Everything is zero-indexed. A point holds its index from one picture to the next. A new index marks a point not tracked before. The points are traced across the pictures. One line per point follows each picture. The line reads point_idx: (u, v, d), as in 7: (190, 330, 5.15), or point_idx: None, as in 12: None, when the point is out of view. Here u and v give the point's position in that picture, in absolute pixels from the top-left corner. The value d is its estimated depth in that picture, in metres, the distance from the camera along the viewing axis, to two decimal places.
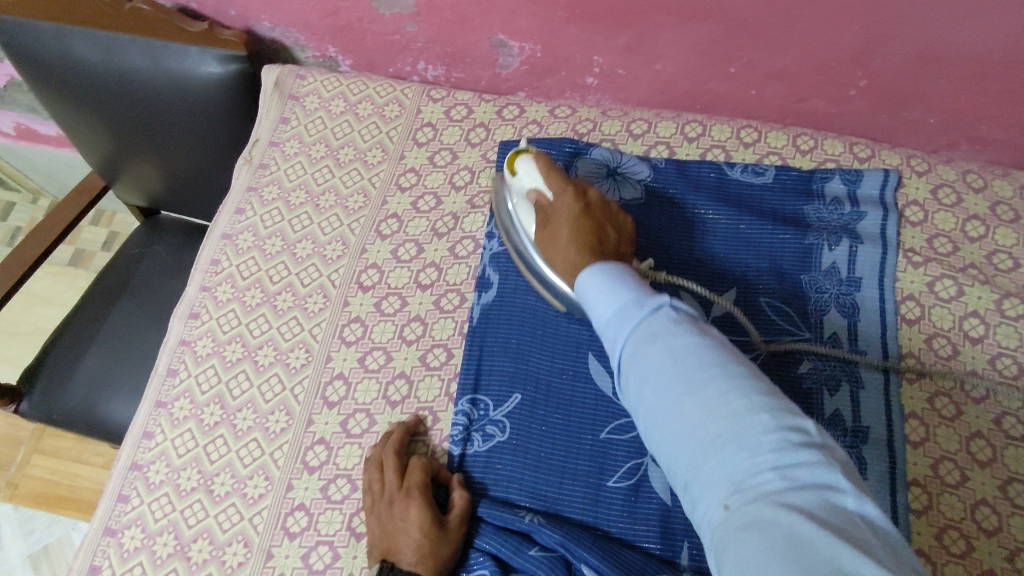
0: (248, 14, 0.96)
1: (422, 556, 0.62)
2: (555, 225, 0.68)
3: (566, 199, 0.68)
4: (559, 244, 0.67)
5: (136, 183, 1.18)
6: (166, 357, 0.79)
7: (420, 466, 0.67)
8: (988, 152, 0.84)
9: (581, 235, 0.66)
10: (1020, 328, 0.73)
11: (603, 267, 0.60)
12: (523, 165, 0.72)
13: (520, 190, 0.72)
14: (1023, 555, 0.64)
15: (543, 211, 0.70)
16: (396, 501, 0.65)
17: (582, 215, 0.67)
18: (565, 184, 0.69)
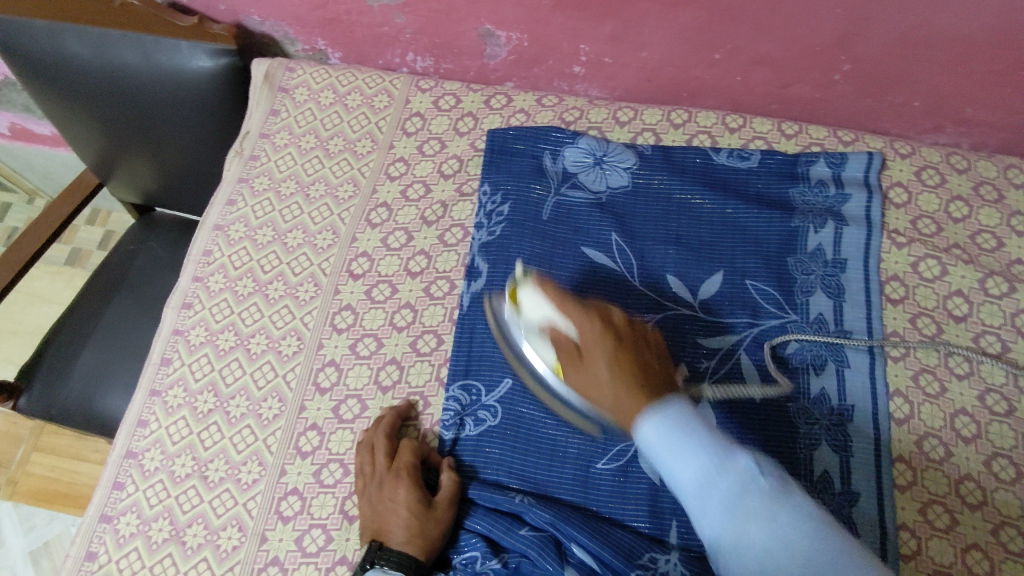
0: (238, 8, 0.97)
1: (411, 535, 0.63)
2: (586, 358, 0.60)
3: (591, 329, 0.61)
4: (597, 384, 0.58)
5: (131, 180, 1.19)
6: (159, 347, 0.80)
7: (410, 449, 0.69)
8: (972, 135, 0.85)
9: (620, 364, 0.58)
10: (1003, 306, 0.74)
11: (664, 413, 0.52)
12: (530, 298, 0.66)
13: (533, 321, 0.66)
14: (1007, 527, 0.65)
15: (568, 343, 0.62)
16: (385, 484, 0.67)
17: (615, 344, 0.59)
18: (585, 311, 0.62)
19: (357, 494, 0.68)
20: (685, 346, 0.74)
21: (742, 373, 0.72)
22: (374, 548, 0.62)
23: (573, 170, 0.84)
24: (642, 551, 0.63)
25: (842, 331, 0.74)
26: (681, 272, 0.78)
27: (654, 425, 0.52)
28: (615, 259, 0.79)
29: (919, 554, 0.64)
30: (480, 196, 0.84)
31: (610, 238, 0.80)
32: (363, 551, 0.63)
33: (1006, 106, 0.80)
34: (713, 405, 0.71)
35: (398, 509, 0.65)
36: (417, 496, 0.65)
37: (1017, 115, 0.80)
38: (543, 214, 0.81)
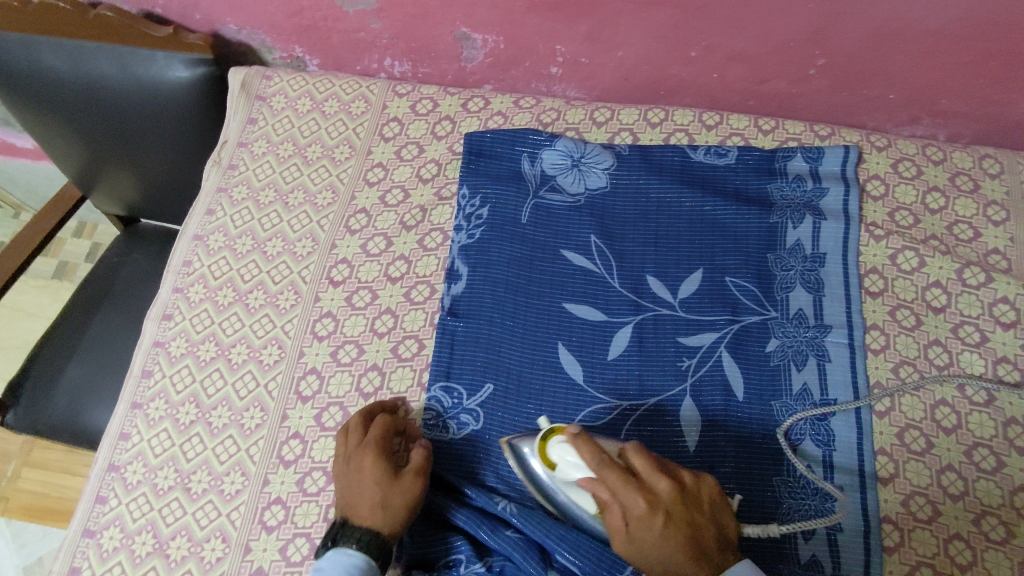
0: (214, 17, 0.96)
1: (374, 507, 0.63)
2: (636, 534, 0.58)
3: (637, 508, 0.57)
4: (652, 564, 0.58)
5: (113, 192, 1.19)
6: (140, 360, 0.80)
7: (378, 425, 0.68)
8: (948, 126, 0.86)
9: (676, 546, 0.57)
10: (981, 296, 0.74)
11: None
12: (563, 460, 0.61)
13: (567, 478, 0.61)
14: (989, 517, 0.65)
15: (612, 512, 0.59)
16: (352, 461, 0.66)
17: (667, 524, 0.57)
18: (628, 487, 0.58)
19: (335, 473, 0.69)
20: (667, 345, 0.74)
21: (724, 370, 0.72)
22: (337, 526, 0.63)
23: (551, 173, 0.84)
24: None
25: (822, 326, 0.74)
26: (661, 272, 0.78)
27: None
28: (595, 260, 0.79)
29: (902, 546, 0.64)
30: (459, 199, 0.84)
31: (590, 240, 0.80)
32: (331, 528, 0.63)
33: (980, 97, 0.80)
34: (695, 403, 0.71)
35: (363, 485, 0.64)
36: (379, 471, 0.64)
37: (991, 105, 0.81)
38: (522, 217, 0.81)
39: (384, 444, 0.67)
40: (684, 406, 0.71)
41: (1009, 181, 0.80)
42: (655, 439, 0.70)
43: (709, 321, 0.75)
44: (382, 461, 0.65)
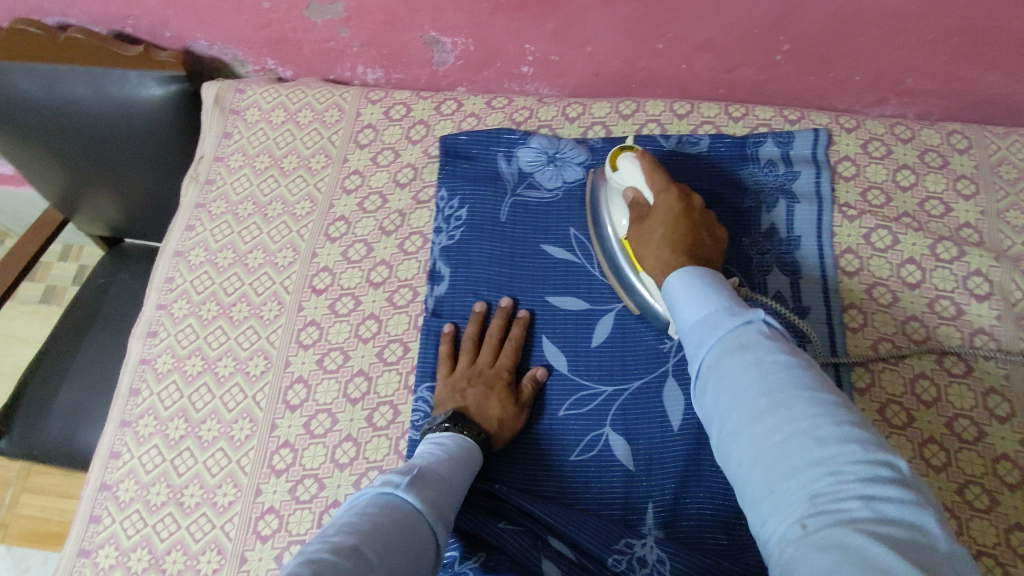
0: (184, 34, 0.97)
1: (493, 418, 0.69)
2: (652, 220, 0.66)
3: (667, 201, 0.66)
4: (651, 244, 0.65)
5: (95, 214, 1.19)
6: (128, 378, 0.80)
7: (517, 345, 0.74)
8: (915, 104, 0.87)
9: (677, 232, 0.64)
10: (954, 270, 0.75)
11: (697, 275, 0.55)
12: (625, 161, 0.71)
13: (618, 188, 0.72)
14: (973, 486, 0.65)
15: (640, 209, 0.68)
16: (481, 374, 0.72)
17: (682, 218, 0.65)
18: (665, 187, 0.67)
19: (441, 369, 0.74)
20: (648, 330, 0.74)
21: None
22: (456, 413, 0.67)
23: (527, 171, 0.84)
24: (619, 537, 0.64)
25: (799, 308, 0.75)
26: None
27: (682, 273, 0.56)
28: (575, 252, 0.79)
29: None
30: (437, 202, 0.84)
31: (570, 233, 0.81)
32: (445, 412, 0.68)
33: (943, 74, 0.81)
34: (680, 386, 0.71)
35: (489, 396, 0.70)
36: (507, 393, 0.70)
37: (955, 81, 0.82)
38: (500, 215, 0.82)
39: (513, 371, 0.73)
40: (668, 387, 0.71)
41: (977, 156, 0.81)
42: (639, 423, 0.70)
43: None
44: (511, 386, 0.71)
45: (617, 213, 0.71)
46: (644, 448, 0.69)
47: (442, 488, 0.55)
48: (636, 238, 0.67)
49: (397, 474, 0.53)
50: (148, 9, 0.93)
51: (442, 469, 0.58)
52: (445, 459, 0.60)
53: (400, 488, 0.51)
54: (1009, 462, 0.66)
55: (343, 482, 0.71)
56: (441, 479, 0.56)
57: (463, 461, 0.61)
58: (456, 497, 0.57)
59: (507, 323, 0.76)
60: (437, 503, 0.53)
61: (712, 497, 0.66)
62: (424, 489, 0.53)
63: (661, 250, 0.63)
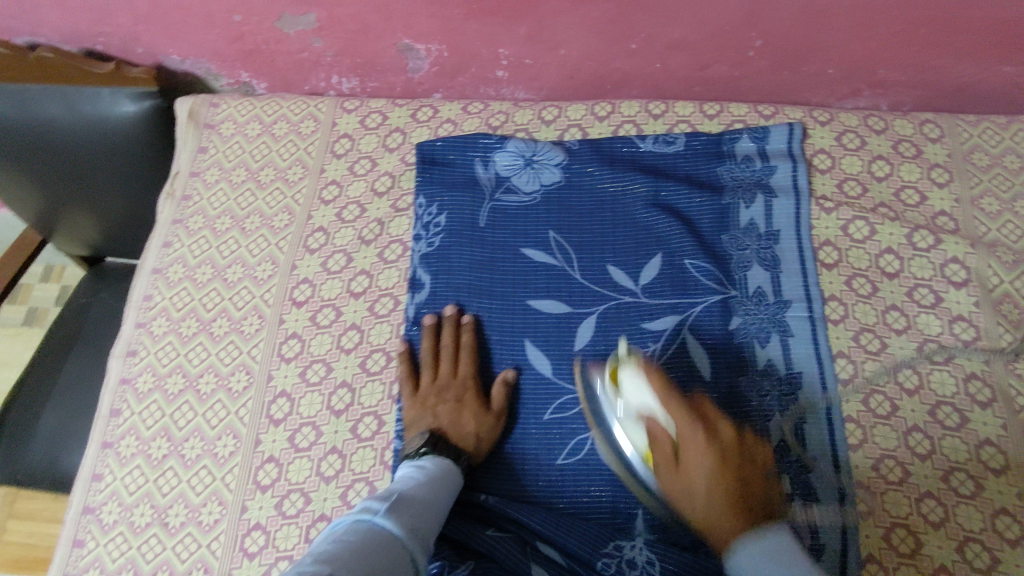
0: (156, 50, 0.96)
1: (469, 435, 0.69)
2: (689, 466, 0.57)
3: (697, 440, 0.58)
4: (697, 497, 0.57)
5: (74, 235, 1.17)
6: (108, 399, 0.79)
7: (474, 350, 0.75)
8: (888, 95, 0.87)
9: (724, 486, 0.56)
10: (932, 258, 0.75)
11: (769, 548, 0.51)
12: (632, 381, 0.62)
13: (630, 408, 0.62)
14: (958, 473, 0.65)
15: (666, 443, 0.59)
16: (448, 388, 0.73)
17: (721, 462, 0.57)
18: (690, 420, 0.58)
19: (403, 387, 0.73)
20: (630, 332, 0.74)
21: (689, 353, 0.72)
22: (432, 436, 0.68)
23: (504, 175, 0.84)
24: (606, 541, 0.64)
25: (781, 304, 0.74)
26: (620, 260, 0.78)
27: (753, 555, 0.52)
28: (555, 254, 0.79)
29: (875, 509, 0.65)
30: (416, 209, 0.84)
31: (549, 236, 0.80)
32: (420, 435, 0.68)
33: (914, 65, 0.82)
34: None
35: (461, 410, 0.71)
36: (477, 402, 0.71)
37: (926, 72, 0.83)
38: (479, 220, 0.82)
39: (478, 378, 0.74)
40: None
41: (950, 144, 0.82)
42: None
43: (672, 305, 0.74)
44: (480, 394, 0.72)
45: (632, 432, 0.62)
46: None
47: (422, 512, 0.56)
48: (671, 483, 0.58)
49: (377, 501, 0.55)
50: (118, 25, 0.92)
51: (423, 492, 0.59)
52: (424, 482, 0.61)
53: (379, 515, 0.53)
54: (993, 447, 0.66)
55: (329, 495, 0.70)
56: (421, 502, 0.58)
57: (444, 483, 0.63)
58: (437, 520, 0.58)
59: (458, 330, 0.76)
60: (417, 527, 0.54)
61: None
62: (403, 515, 0.54)
63: (711, 508, 0.56)
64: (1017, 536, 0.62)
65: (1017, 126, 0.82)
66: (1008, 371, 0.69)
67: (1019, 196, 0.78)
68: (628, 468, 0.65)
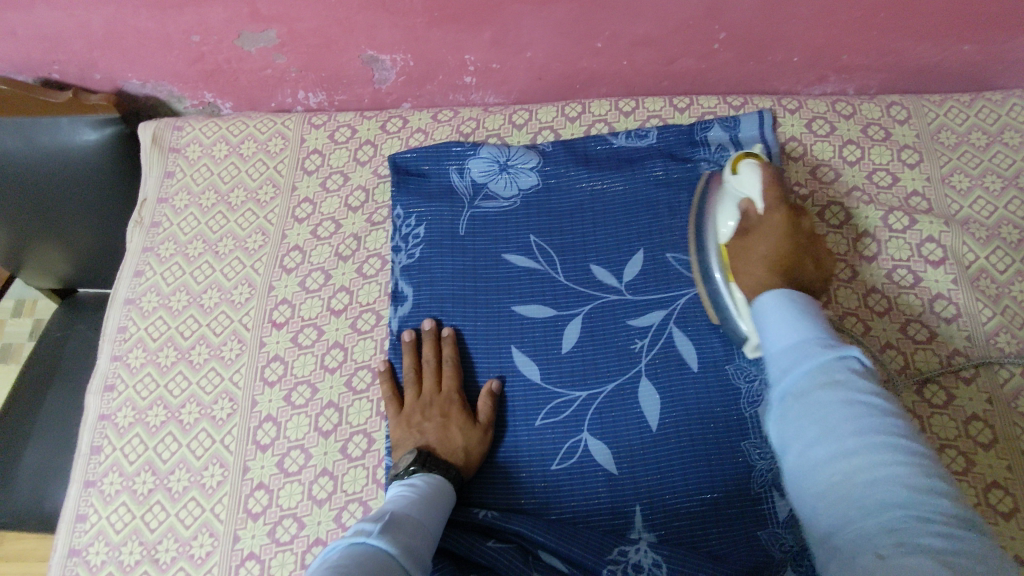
0: (114, 75, 0.94)
1: (458, 450, 0.68)
2: (759, 234, 0.65)
3: (778, 218, 0.65)
4: (751, 258, 0.65)
5: (43, 270, 1.14)
6: (88, 437, 0.77)
7: (456, 363, 0.74)
8: (854, 80, 0.88)
9: (781, 255, 0.64)
10: (908, 238, 0.76)
11: (795, 305, 0.57)
12: (748, 168, 0.69)
13: (733, 191, 0.69)
14: (950, 450, 0.66)
15: (746, 220, 0.67)
16: (432, 404, 0.71)
17: (788, 239, 0.64)
18: (778, 205, 0.66)
19: (388, 407, 0.72)
20: (617, 331, 0.73)
21: (677, 347, 0.72)
22: (421, 454, 0.67)
23: (480, 181, 0.83)
24: (611, 546, 0.63)
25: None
26: (602, 260, 0.77)
27: (779, 299, 0.58)
28: (538, 258, 0.78)
29: None
30: (393, 221, 0.83)
31: (529, 240, 0.80)
32: (409, 455, 0.67)
33: (876, 48, 0.83)
34: (654, 384, 0.70)
35: (448, 426, 0.69)
36: (464, 416, 0.70)
37: (888, 55, 0.83)
38: (459, 229, 0.81)
39: (463, 390, 0.73)
40: (642, 386, 0.70)
41: (917, 125, 0.83)
42: (618, 424, 0.69)
43: (656, 300, 0.74)
44: (465, 406, 0.71)
45: (719, 213, 0.69)
46: (626, 452, 0.68)
47: (415, 533, 0.55)
48: (735, 249, 0.66)
49: (370, 522, 0.54)
50: (73, 53, 0.90)
51: (416, 512, 0.58)
52: (416, 502, 0.60)
53: (372, 536, 0.52)
54: (981, 422, 0.67)
55: (323, 519, 0.69)
56: (415, 523, 0.57)
57: (437, 503, 0.62)
58: (430, 542, 0.57)
59: (437, 345, 0.75)
60: (410, 548, 0.53)
61: (697, 492, 0.66)
62: (397, 534, 0.53)
63: (761, 270, 0.63)
64: (1010, 508, 0.63)
65: (980, 103, 0.83)
66: (989, 345, 0.70)
67: (988, 171, 0.79)
68: (701, 265, 0.70)
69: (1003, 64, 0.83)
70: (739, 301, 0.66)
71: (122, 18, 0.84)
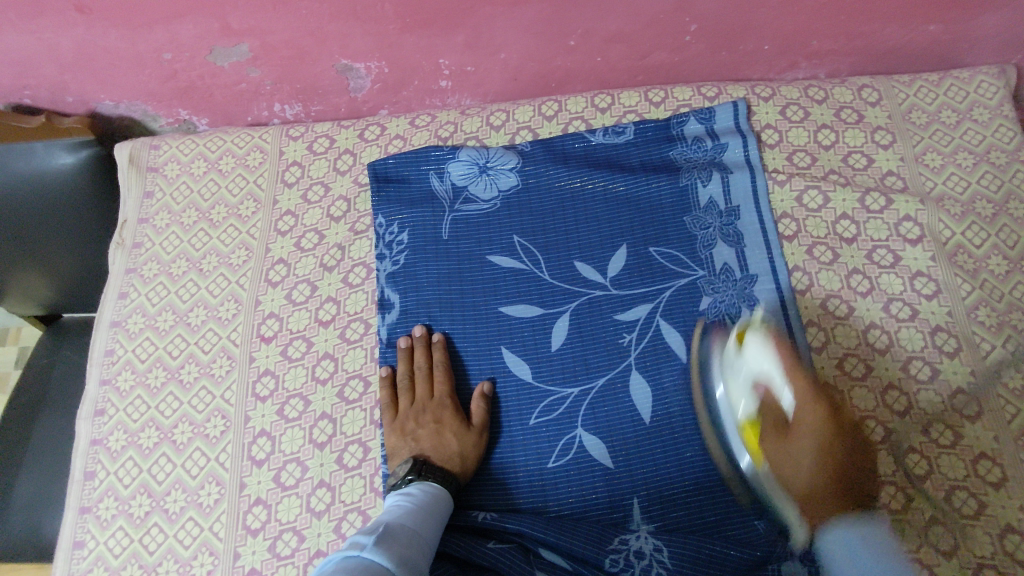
0: (87, 97, 0.93)
1: (454, 454, 0.69)
2: (794, 437, 0.57)
3: (811, 414, 0.57)
4: (797, 467, 0.57)
5: (27, 298, 1.13)
6: (81, 463, 0.77)
7: (448, 369, 0.74)
8: (825, 64, 0.89)
9: (826, 463, 0.56)
10: (886, 219, 0.77)
11: (873, 541, 0.53)
12: (755, 346, 0.61)
13: (744, 373, 0.62)
14: (937, 424, 0.67)
15: (771, 409, 0.60)
16: (426, 411, 0.72)
17: (825, 443, 0.57)
18: (807, 395, 0.58)
19: (383, 415, 0.73)
20: (605, 325, 0.74)
21: (665, 338, 0.72)
22: (417, 461, 0.67)
23: (461, 184, 0.84)
24: (612, 537, 0.64)
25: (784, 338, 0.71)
26: (586, 256, 0.78)
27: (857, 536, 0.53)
28: (522, 258, 0.79)
29: None
30: (376, 229, 0.83)
31: (513, 240, 0.80)
32: (405, 462, 0.68)
33: (845, 32, 0.84)
34: (645, 375, 0.71)
35: (442, 431, 0.70)
36: (458, 422, 0.70)
37: (857, 39, 0.85)
38: (442, 233, 0.81)
39: (455, 395, 0.73)
40: (633, 379, 0.71)
41: (888, 106, 0.84)
42: (610, 417, 0.70)
43: (642, 293, 0.75)
44: (458, 410, 0.71)
45: (737, 396, 0.62)
46: (620, 445, 0.69)
47: (411, 543, 0.56)
48: (769, 448, 0.59)
49: (365, 535, 0.55)
50: (44, 77, 0.89)
51: (411, 521, 0.59)
52: (412, 511, 0.60)
53: (367, 549, 0.52)
54: (966, 395, 0.68)
55: (323, 530, 0.69)
56: (411, 534, 0.57)
57: (433, 510, 0.62)
58: (427, 551, 0.57)
59: (428, 351, 0.75)
60: (406, 559, 0.54)
61: (693, 483, 0.66)
62: (392, 545, 0.54)
63: (810, 480, 0.56)
64: (998, 478, 0.64)
65: (949, 81, 0.84)
66: (970, 319, 0.71)
67: (960, 148, 0.81)
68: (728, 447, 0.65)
69: (968, 41, 0.85)
70: (790, 507, 0.59)
71: (93, 38, 0.84)
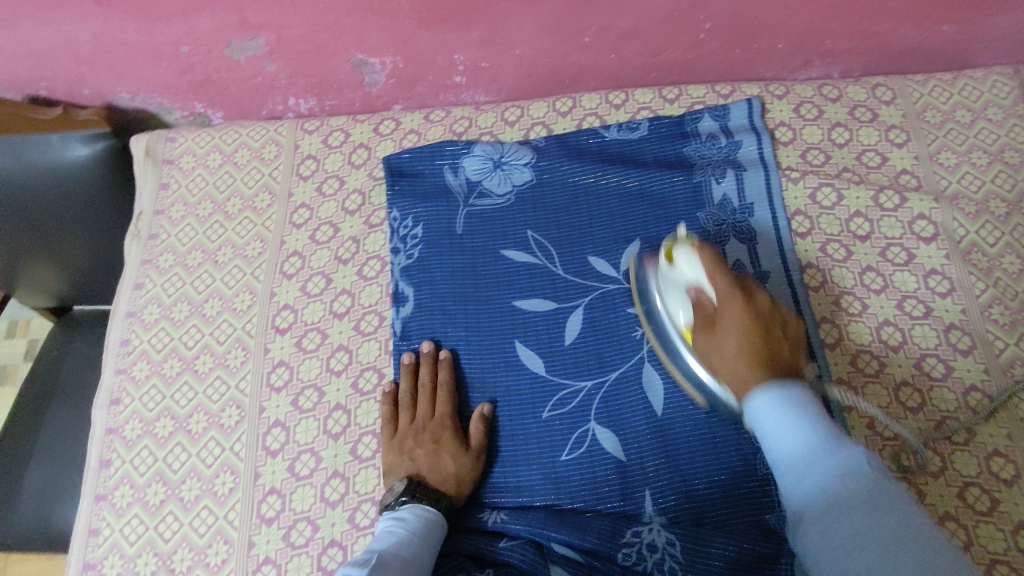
0: (103, 89, 0.94)
1: (450, 476, 0.69)
2: (723, 335, 0.62)
3: (735, 307, 0.62)
4: (725, 353, 0.61)
5: (41, 288, 1.14)
6: (96, 451, 0.77)
7: (451, 388, 0.74)
8: (838, 63, 0.89)
9: (751, 348, 0.60)
10: (900, 217, 0.77)
11: (790, 399, 0.55)
12: (681, 254, 0.65)
13: (677, 281, 0.66)
14: (950, 421, 0.67)
15: (704, 310, 0.65)
16: (426, 429, 0.72)
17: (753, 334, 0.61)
18: (732, 294, 0.63)
19: (382, 429, 0.72)
20: (618, 321, 0.74)
21: None
22: (412, 482, 0.68)
23: (476, 179, 0.84)
24: (623, 530, 0.64)
25: None
26: (600, 251, 0.78)
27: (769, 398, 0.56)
28: (536, 253, 0.79)
29: None
30: (391, 223, 0.83)
31: (527, 235, 0.80)
32: (399, 482, 0.68)
33: (859, 32, 0.84)
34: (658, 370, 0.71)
35: (440, 452, 0.70)
36: (456, 443, 0.70)
37: (871, 38, 0.85)
38: (456, 227, 0.81)
39: (455, 415, 0.73)
40: (646, 373, 0.71)
41: (903, 105, 0.84)
42: (623, 411, 0.70)
43: None
44: (458, 431, 0.71)
45: (675, 306, 0.67)
46: (633, 440, 0.69)
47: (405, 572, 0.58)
48: (705, 345, 0.63)
49: (357, 568, 0.56)
50: (61, 69, 0.90)
51: (405, 550, 0.60)
52: (405, 539, 0.62)
53: None
54: (979, 393, 0.68)
55: (337, 520, 0.69)
56: (403, 563, 0.59)
57: (427, 539, 0.63)
58: None
59: (433, 366, 0.75)
60: None
61: (711, 479, 0.66)
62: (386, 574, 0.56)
63: (737, 365, 0.60)
64: (1012, 475, 0.64)
65: (963, 81, 0.84)
66: (984, 317, 0.71)
67: (974, 148, 0.81)
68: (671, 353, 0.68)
69: (983, 42, 0.85)
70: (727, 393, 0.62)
71: (110, 31, 0.84)
